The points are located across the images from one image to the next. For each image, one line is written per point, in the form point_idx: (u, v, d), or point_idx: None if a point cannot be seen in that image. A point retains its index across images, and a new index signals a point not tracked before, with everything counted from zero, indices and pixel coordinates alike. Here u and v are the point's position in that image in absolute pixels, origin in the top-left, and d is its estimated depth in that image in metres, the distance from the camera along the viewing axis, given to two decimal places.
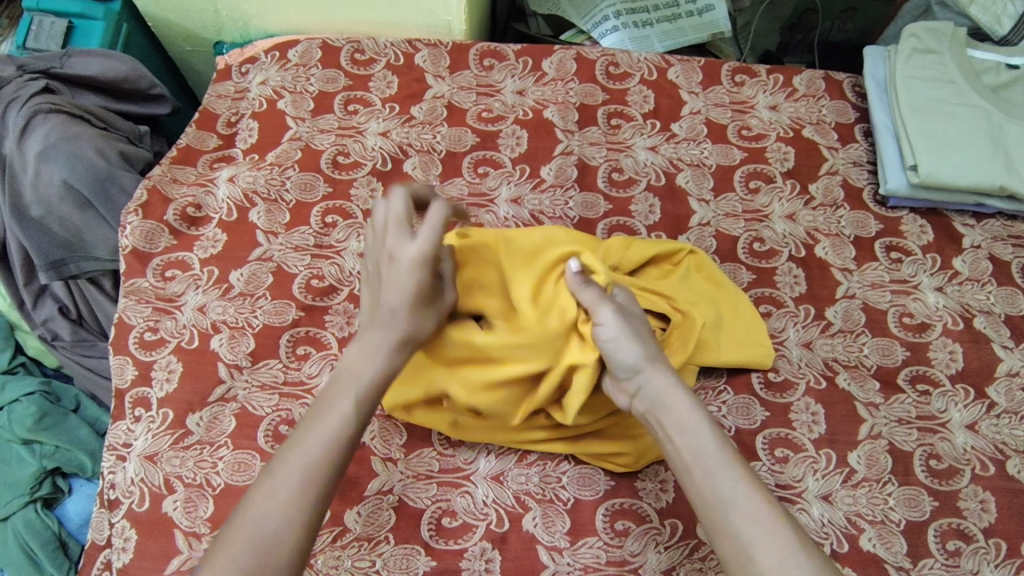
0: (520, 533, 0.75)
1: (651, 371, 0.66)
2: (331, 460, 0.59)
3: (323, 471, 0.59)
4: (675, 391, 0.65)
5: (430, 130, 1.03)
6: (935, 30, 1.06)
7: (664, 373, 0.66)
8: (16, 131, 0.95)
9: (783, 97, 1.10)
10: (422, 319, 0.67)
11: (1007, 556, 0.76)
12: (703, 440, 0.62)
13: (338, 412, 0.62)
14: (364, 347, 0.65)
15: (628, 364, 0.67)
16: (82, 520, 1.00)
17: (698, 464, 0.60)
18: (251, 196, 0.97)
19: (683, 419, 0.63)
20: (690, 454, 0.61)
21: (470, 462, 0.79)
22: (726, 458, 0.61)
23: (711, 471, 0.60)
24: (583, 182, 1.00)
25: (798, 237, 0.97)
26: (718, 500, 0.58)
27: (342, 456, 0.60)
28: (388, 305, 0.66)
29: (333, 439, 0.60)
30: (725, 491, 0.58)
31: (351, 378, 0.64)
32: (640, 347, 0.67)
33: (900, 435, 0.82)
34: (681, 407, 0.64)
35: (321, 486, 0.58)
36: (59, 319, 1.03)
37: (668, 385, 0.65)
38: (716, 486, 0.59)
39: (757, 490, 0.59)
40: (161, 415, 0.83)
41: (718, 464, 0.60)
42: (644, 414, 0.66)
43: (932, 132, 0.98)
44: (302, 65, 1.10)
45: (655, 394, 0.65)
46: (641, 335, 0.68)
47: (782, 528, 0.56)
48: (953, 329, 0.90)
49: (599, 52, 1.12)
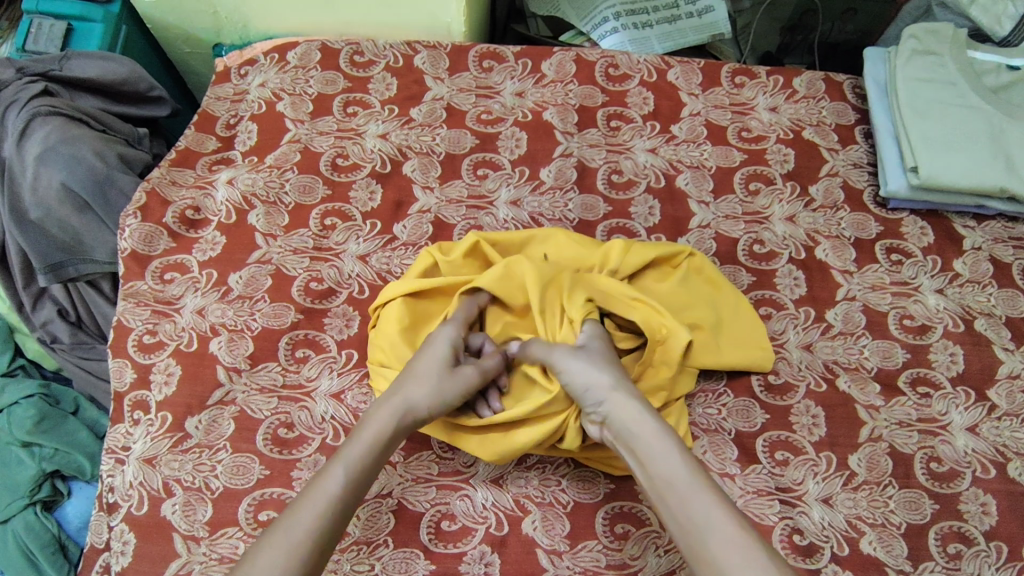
0: (519, 536, 0.75)
1: (615, 399, 0.69)
2: (319, 532, 0.61)
3: (312, 539, 0.60)
4: (648, 417, 0.68)
5: (430, 132, 1.03)
6: (935, 32, 1.06)
7: (629, 400, 0.69)
8: (15, 134, 0.95)
9: (783, 98, 1.10)
10: (420, 386, 0.71)
11: (1008, 559, 0.75)
12: (673, 464, 0.64)
13: (333, 478, 0.64)
14: (363, 422, 0.70)
15: (595, 397, 0.70)
16: (82, 523, 1.00)
17: (670, 488, 0.63)
18: (250, 198, 0.97)
19: (654, 445, 0.65)
20: (663, 479, 0.63)
21: (469, 465, 0.80)
22: (696, 479, 0.63)
23: (685, 495, 0.62)
24: (582, 183, 1.00)
25: (798, 238, 0.97)
26: (695, 525, 0.60)
27: (329, 527, 0.62)
28: (406, 373, 0.73)
29: (324, 509, 0.62)
30: (700, 514, 0.60)
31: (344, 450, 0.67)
32: (606, 380, 0.70)
33: (901, 437, 0.82)
34: (649, 431, 0.67)
35: (310, 559, 0.60)
36: (59, 321, 1.04)
37: (636, 412, 0.68)
38: (689, 510, 0.61)
39: (729, 511, 0.60)
40: (160, 418, 0.82)
41: (689, 486, 0.62)
42: (616, 441, 0.69)
43: (932, 134, 0.98)
44: (302, 67, 1.10)
45: (622, 421, 0.68)
46: (606, 367, 0.72)
47: (755, 548, 0.57)
48: (954, 331, 0.90)
49: (599, 53, 1.12)
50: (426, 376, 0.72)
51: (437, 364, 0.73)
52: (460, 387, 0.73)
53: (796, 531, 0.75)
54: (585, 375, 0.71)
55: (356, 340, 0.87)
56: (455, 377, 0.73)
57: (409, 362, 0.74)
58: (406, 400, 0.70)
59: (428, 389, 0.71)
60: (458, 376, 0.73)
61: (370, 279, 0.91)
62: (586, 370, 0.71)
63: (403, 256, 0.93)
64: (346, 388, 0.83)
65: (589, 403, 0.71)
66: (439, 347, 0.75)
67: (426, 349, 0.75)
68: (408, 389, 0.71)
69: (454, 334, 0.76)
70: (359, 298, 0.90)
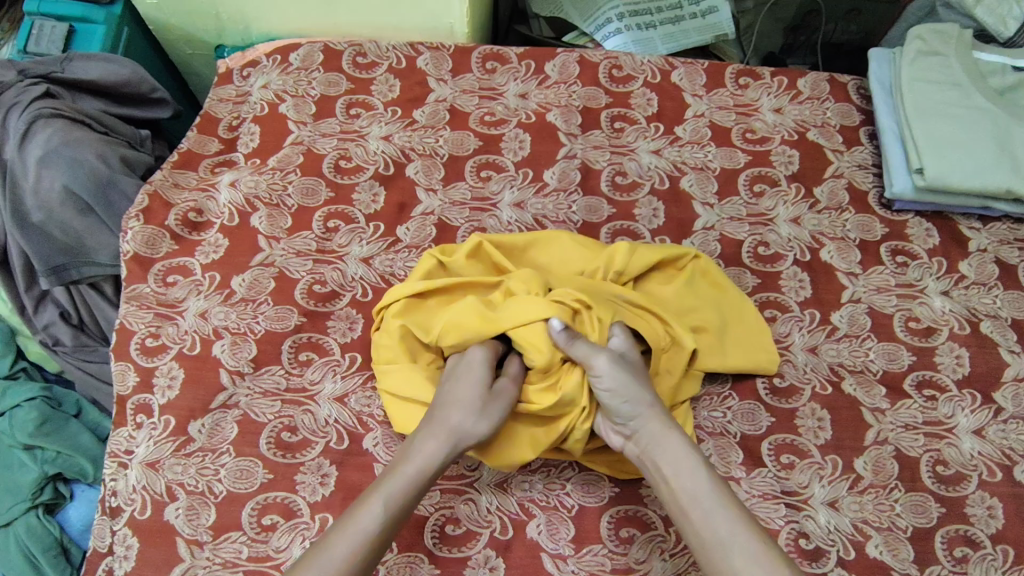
0: (524, 541, 0.74)
1: (646, 415, 0.70)
2: (353, 565, 0.62)
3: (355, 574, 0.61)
4: (672, 435, 0.69)
5: (433, 134, 1.03)
6: (941, 32, 1.06)
7: (656, 417, 0.70)
8: (16, 136, 0.95)
9: (787, 100, 1.09)
10: (462, 411, 0.71)
11: (1014, 563, 0.75)
12: (699, 483, 0.66)
13: (370, 510, 0.65)
14: (408, 451, 0.70)
15: (625, 412, 0.71)
16: (84, 526, 0.99)
17: (696, 505, 0.64)
18: (253, 201, 0.97)
19: (679, 464, 0.67)
20: (687, 496, 0.65)
21: (473, 468, 0.79)
22: (722, 499, 0.64)
23: (710, 514, 0.63)
24: (586, 185, 1.00)
25: (803, 240, 0.96)
26: (719, 543, 0.62)
27: (366, 560, 0.63)
28: (446, 398, 0.73)
29: (364, 543, 0.63)
30: (725, 534, 0.62)
31: (388, 482, 0.67)
32: (642, 397, 0.71)
33: (907, 440, 0.82)
34: (676, 450, 0.68)
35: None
36: (61, 324, 1.04)
37: (662, 430, 0.69)
38: (714, 528, 0.62)
39: (754, 529, 0.62)
40: (163, 421, 0.82)
41: (714, 505, 0.64)
42: (637, 455, 0.71)
43: (940, 135, 0.98)
44: (304, 69, 1.09)
45: (648, 436, 0.70)
46: (642, 382, 0.72)
47: (781, 565, 0.59)
48: (960, 333, 0.89)
49: (602, 54, 1.12)
50: (467, 403, 0.72)
51: (478, 387, 0.73)
52: (505, 406, 0.73)
53: (802, 535, 0.75)
54: (621, 384, 0.70)
55: (359, 343, 0.86)
56: (498, 399, 0.73)
57: (445, 385, 0.75)
58: (449, 429, 0.71)
59: (467, 414, 0.71)
60: (496, 398, 0.73)
61: (373, 281, 0.91)
62: (626, 385, 0.70)
63: (406, 258, 0.92)
64: (350, 391, 0.83)
65: (620, 416, 0.71)
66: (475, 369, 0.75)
67: (464, 373, 0.75)
68: (454, 417, 0.71)
69: (486, 354, 0.76)
70: (363, 301, 0.89)
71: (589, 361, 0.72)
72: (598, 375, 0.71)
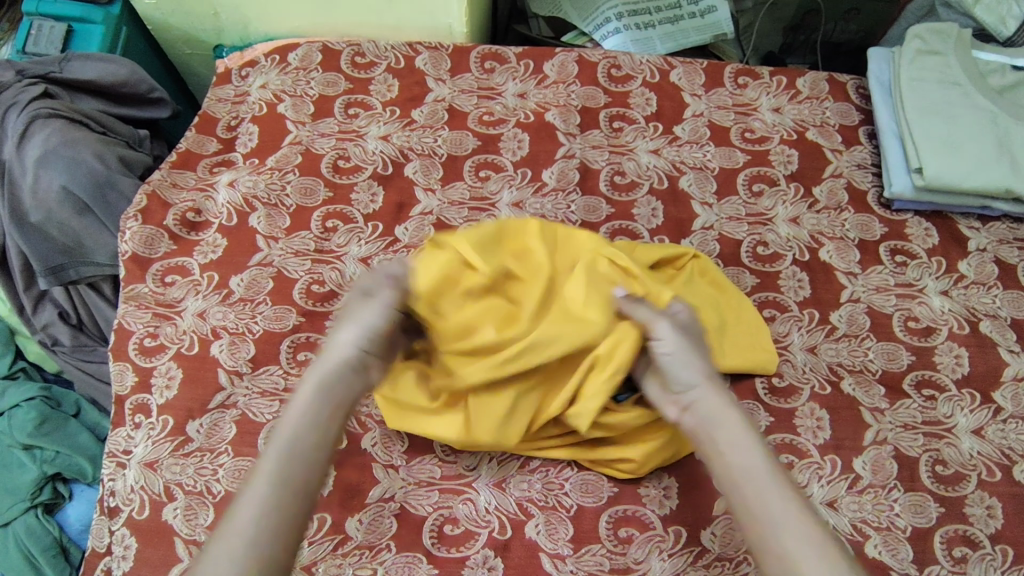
0: (522, 541, 0.74)
1: (705, 387, 0.65)
2: (261, 512, 0.54)
3: (268, 535, 0.53)
4: (729, 409, 0.63)
5: (431, 133, 1.03)
6: (940, 31, 1.05)
7: (715, 390, 0.64)
8: (15, 136, 0.95)
9: (786, 99, 1.09)
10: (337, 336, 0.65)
11: (1014, 563, 0.75)
12: (755, 461, 0.58)
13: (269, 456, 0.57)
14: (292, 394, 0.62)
15: (684, 381, 0.65)
16: (83, 525, 0.99)
17: (749, 482, 0.57)
18: (251, 201, 0.97)
19: (734, 439, 0.60)
20: (740, 471, 0.58)
21: (472, 468, 0.79)
22: (780, 480, 0.57)
23: (764, 492, 0.56)
24: (585, 185, 0.99)
25: (802, 240, 0.96)
26: (773, 525, 0.54)
27: (275, 500, 0.54)
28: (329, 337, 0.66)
29: (269, 493, 0.55)
30: (780, 515, 0.54)
31: (275, 435, 0.59)
32: (702, 369, 0.65)
33: (906, 440, 0.81)
34: (732, 423, 0.61)
35: (278, 556, 0.53)
36: (59, 324, 1.03)
37: (720, 403, 0.63)
38: (769, 508, 0.55)
39: (812, 519, 0.54)
40: (161, 421, 0.82)
41: (770, 484, 0.57)
42: (693, 429, 0.64)
43: (939, 135, 0.98)
44: (302, 69, 1.09)
45: (705, 410, 0.63)
46: (700, 354, 0.67)
47: (840, 557, 0.52)
48: (959, 333, 0.89)
49: (601, 54, 1.12)
50: (343, 329, 0.65)
51: (352, 304, 0.67)
52: (377, 311, 0.66)
53: None
54: (682, 352, 0.66)
55: None
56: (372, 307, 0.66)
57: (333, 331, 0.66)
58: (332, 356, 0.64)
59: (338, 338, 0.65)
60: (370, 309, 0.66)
61: None
62: (687, 354, 0.66)
63: None
64: None
65: (676, 385, 0.66)
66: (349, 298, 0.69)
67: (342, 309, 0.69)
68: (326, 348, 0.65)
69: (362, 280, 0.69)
70: None
71: (650, 325, 0.68)
72: (659, 338, 0.67)
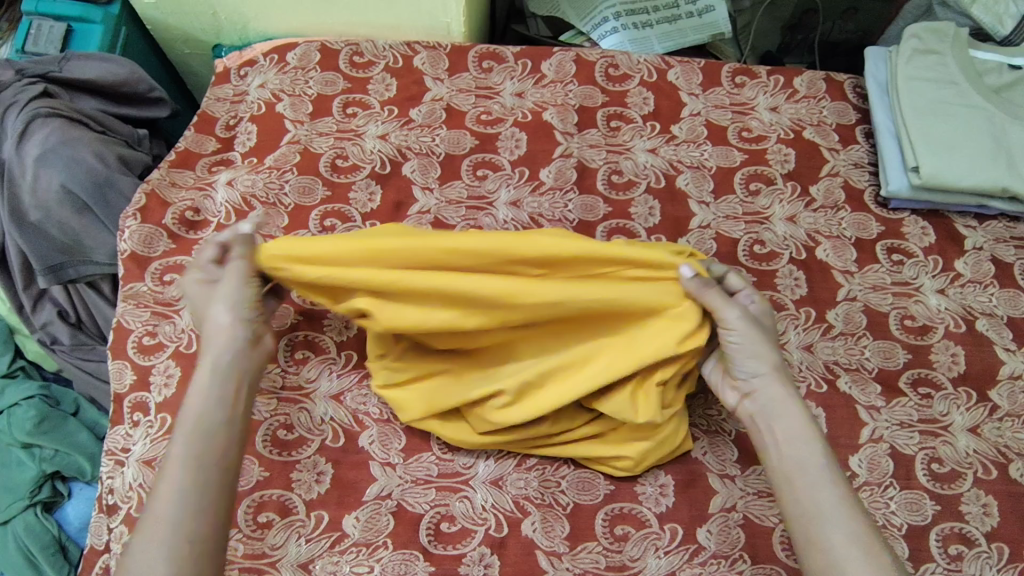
0: (519, 538, 0.74)
1: (772, 379, 0.69)
2: (182, 491, 0.60)
3: (191, 508, 0.60)
4: (791, 404, 0.68)
5: (429, 133, 1.03)
6: (937, 31, 1.06)
7: (780, 385, 0.69)
8: (14, 135, 0.95)
9: (784, 99, 1.09)
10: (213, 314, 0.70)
11: (1009, 561, 0.75)
12: (811, 455, 0.64)
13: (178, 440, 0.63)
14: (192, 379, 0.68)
15: (749, 369, 0.70)
16: (82, 524, 0.99)
17: (802, 475, 0.63)
18: (249, 200, 0.97)
19: (793, 433, 0.66)
20: (794, 464, 0.64)
21: (469, 466, 0.79)
22: (832, 477, 0.63)
23: (815, 486, 0.62)
24: (582, 184, 1.00)
25: (799, 238, 0.96)
26: (820, 516, 0.60)
27: (193, 474, 0.61)
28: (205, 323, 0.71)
29: (186, 473, 0.61)
30: (827, 509, 0.61)
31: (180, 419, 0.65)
32: (772, 360, 0.70)
33: (902, 438, 0.82)
34: (794, 418, 0.67)
35: (204, 524, 0.60)
36: (59, 323, 1.04)
37: (784, 398, 0.68)
38: (817, 501, 0.61)
39: (859, 518, 0.60)
40: (160, 419, 0.82)
41: (822, 479, 0.62)
42: (753, 417, 0.69)
43: (936, 134, 0.98)
44: (301, 68, 1.10)
45: (768, 399, 0.69)
46: (767, 343, 0.71)
47: (878, 551, 0.58)
48: (955, 331, 0.90)
49: (599, 53, 1.12)
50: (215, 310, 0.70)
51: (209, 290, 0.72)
52: (234, 283, 0.71)
53: None
54: (750, 343, 0.70)
55: (355, 341, 0.87)
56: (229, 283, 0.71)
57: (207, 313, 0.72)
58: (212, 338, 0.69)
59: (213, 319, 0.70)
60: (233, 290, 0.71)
61: None
62: (758, 344, 0.70)
63: None
64: (346, 390, 0.84)
65: (742, 371, 0.70)
66: (196, 291, 0.73)
67: (195, 305, 0.73)
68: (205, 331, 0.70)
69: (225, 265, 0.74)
70: None
71: (719, 312, 0.70)
72: (729, 324, 0.70)
